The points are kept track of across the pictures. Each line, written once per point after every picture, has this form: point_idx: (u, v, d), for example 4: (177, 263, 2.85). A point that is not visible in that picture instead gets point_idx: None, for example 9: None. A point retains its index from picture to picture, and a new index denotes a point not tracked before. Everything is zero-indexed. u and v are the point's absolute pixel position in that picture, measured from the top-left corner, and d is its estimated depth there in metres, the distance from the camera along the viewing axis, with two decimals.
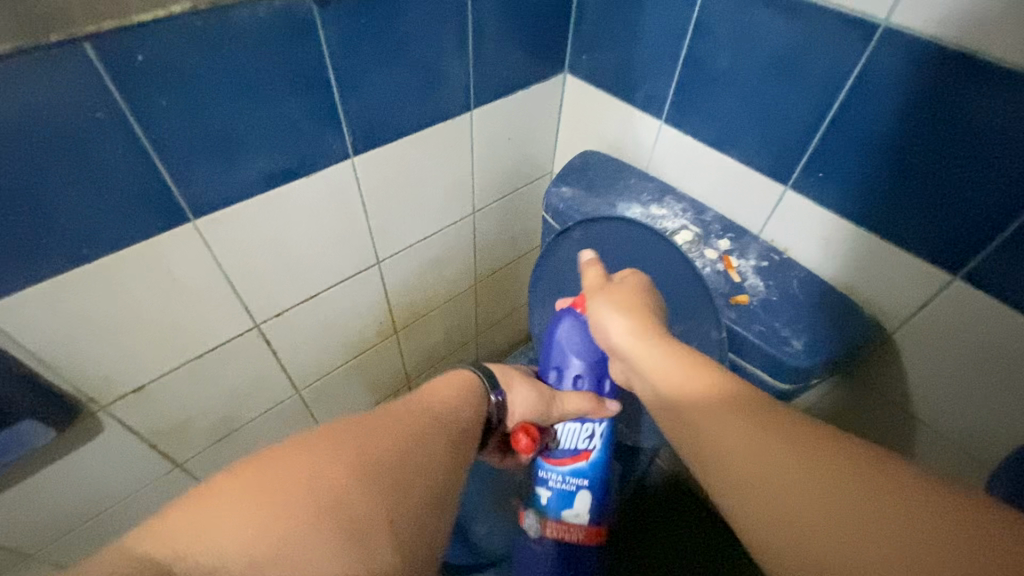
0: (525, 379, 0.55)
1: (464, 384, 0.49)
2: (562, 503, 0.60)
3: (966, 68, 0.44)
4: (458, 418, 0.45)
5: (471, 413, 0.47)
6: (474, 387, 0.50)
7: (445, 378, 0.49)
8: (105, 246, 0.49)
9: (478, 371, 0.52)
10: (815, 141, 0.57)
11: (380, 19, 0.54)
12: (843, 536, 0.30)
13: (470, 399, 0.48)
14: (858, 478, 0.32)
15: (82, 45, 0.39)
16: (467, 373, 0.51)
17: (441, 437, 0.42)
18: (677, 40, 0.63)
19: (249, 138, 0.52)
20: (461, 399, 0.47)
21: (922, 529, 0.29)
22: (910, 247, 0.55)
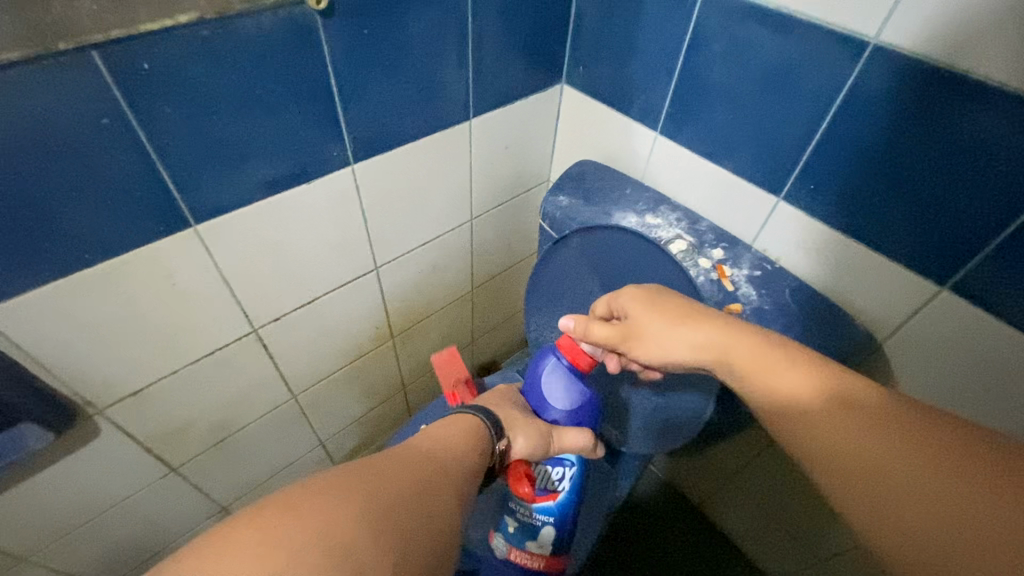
0: (526, 423, 0.53)
1: (464, 431, 0.47)
2: (528, 533, 0.65)
3: (953, 86, 0.46)
4: (460, 462, 0.43)
5: (473, 458, 0.45)
6: (479, 434, 0.48)
7: (439, 430, 0.46)
8: (107, 250, 0.49)
9: (481, 415, 0.50)
10: (807, 154, 0.58)
11: (383, 30, 0.55)
12: (884, 466, 0.34)
13: (473, 444, 0.46)
14: (892, 418, 0.36)
15: (91, 52, 0.40)
16: (469, 419, 0.49)
17: (442, 479, 0.40)
18: (673, 53, 0.65)
19: (252, 145, 0.53)
20: (463, 446, 0.45)
21: (945, 458, 0.33)
22: (900, 258, 0.56)
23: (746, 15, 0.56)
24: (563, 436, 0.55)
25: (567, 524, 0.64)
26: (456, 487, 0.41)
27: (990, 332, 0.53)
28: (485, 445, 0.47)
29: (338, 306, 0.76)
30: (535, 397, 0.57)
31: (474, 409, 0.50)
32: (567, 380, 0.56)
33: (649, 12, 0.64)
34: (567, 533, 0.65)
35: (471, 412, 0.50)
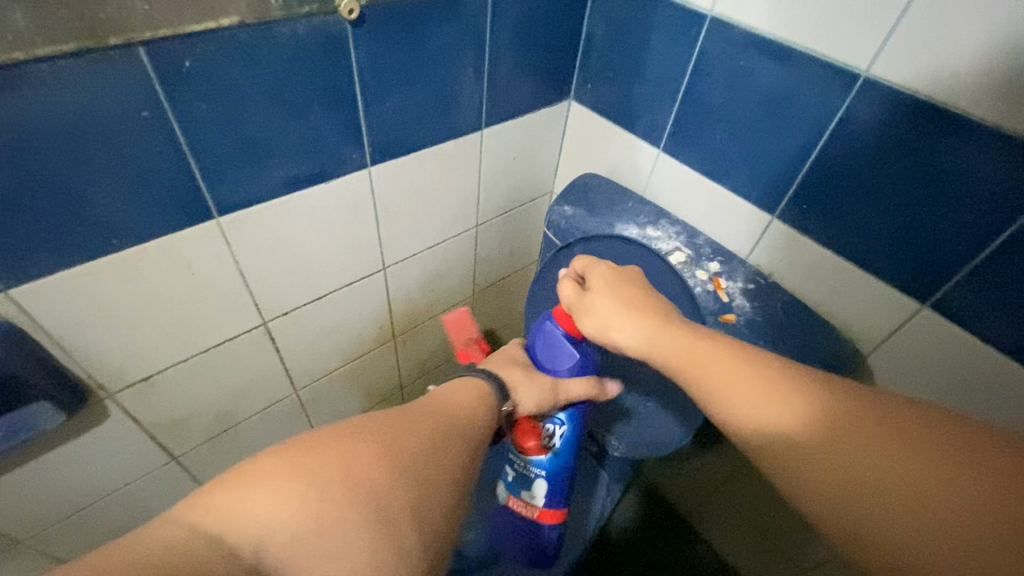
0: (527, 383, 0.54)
1: (475, 392, 0.49)
2: (523, 484, 0.67)
3: (937, 118, 0.49)
4: (471, 417, 0.45)
5: (485, 416, 0.47)
6: (485, 398, 0.49)
7: (451, 389, 0.48)
8: (134, 237, 0.51)
9: (489, 379, 0.51)
10: (801, 176, 0.62)
11: (407, 42, 0.58)
12: (885, 486, 0.33)
13: (484, 404, 0.48)
14: (879, 430, 0.34)
15: (138, 49, 0.42)
16: (471, 385, 0.49)
17: (455, 429, 0.42)
18: (677, 77, 0.68)
19: (277, 144, 0.55)
20: (475, 407, 0.46)
21: (941, 470, 0.32)
22: (886, 276, 0.59)
23: (748, 43, 0.60)
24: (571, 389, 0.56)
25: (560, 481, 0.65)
26: (469, 439, 0.42)
27: (966, 350, 0.56)
28: (494, 407, 0.49)
29: (344, 303, 0.78)
30: (541, 356, 0.57)
31: (480, 374, 0.52)
32: (562, 350, 0.55)
33: (656, 37, 0.68)
34: (561, 488, 0.66)
35: (476, 376, 0.51)
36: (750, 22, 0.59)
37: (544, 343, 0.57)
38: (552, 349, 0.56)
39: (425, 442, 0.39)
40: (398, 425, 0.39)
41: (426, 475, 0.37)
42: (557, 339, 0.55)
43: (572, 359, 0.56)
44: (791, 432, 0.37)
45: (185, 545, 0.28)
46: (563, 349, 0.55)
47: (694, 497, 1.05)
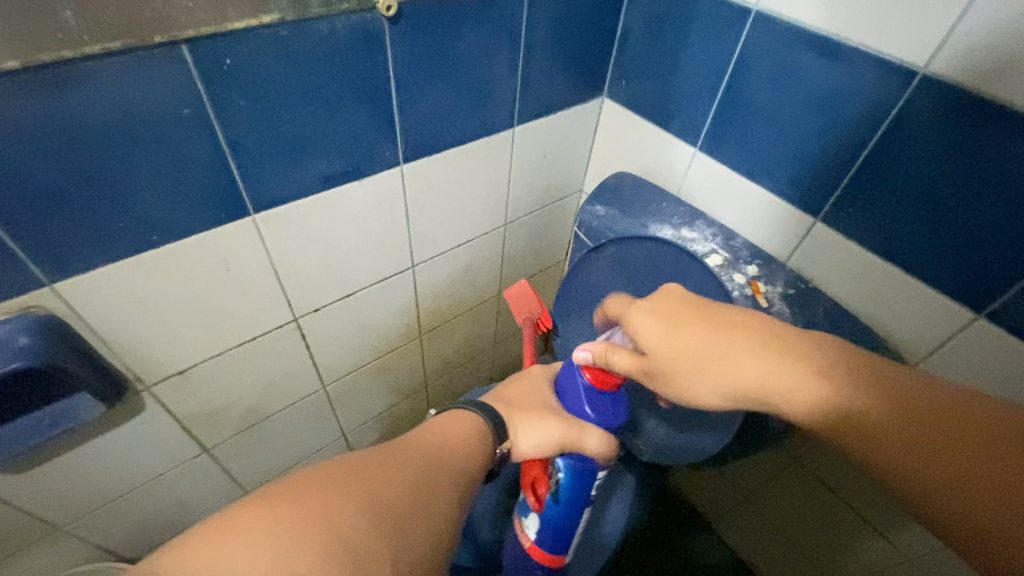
0: (529, 415, 0.58)
1: (470, 434, 0.52)
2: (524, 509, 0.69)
3: (1001, 116, 0.46)
4: (462, 460, 0.48)
5: (473, 452, 0.50)
6: (481, 436, 0.53)
7: (451, 421, 0.53)
8: (172, 234, 0.52)
9: (487, 419, 0.55)
10: (847, 177, 0.59)
11: (442, 39, 0.57)
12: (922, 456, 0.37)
13: (477, 443, 0.51)
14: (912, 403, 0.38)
15: (180, 47, 0.42)
16: (474, 420, 0.54)
17: (444, 478, 0.44)
18: (717, 74, 0.66)
19: (313, 142, 0.55)
20: (469, 446, 0.50)
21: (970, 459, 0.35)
22: (937, 282, 0.56)
23: (795, 38, 0.57)
24: (581, 437, 0.58)
25: (564, 520, 0.65)
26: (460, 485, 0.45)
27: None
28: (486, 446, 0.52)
29: (374, 301, 0.78)
30: (565, 398, 0.60)
31: (483, 407, 0.56)
32: (584, 391, 0.58)
33: (696, 33, 0.66)
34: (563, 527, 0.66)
35: (474, 409, 0.56)
36: (797, 16, 0.56)
37: (570, 393, 0.59)
38: (572, 395, 0.59)
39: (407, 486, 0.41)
40: (390, 472, 0.42)
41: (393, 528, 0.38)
42: (576, 380, 0.58)
43: (593, 407, 0.58)
44: (887, 424, 0.39)
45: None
46: (584, 394, 0.58)
47: (718, 502, 1.02)
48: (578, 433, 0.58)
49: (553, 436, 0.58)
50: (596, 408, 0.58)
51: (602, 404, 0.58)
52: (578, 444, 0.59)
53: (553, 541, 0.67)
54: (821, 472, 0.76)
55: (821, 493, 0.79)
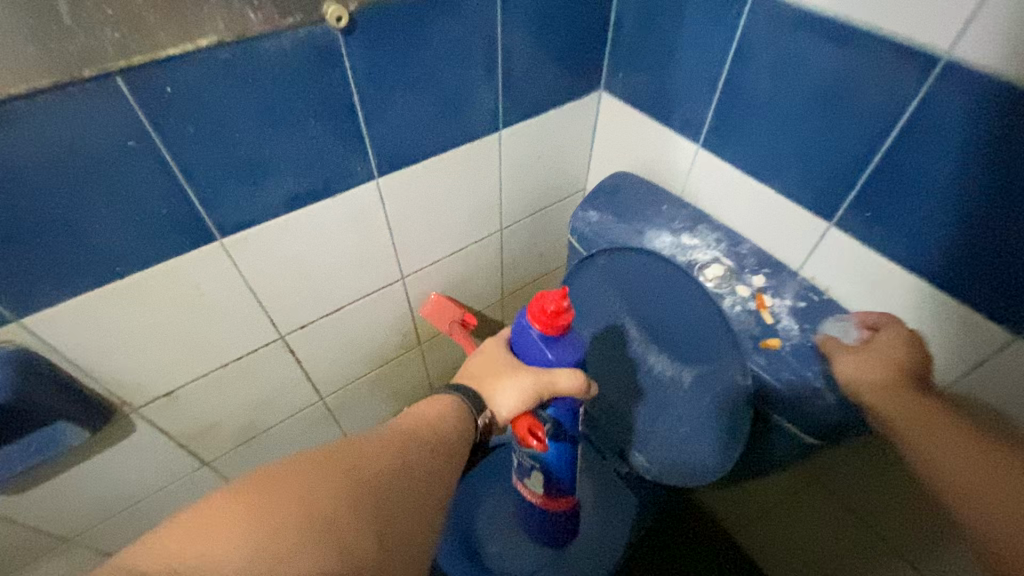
0: (496, 378, 0.49)
1: (446, 410, 0.46)
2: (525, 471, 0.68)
3: None
4: (441, 444, 0.44)
5: (450, 434, 0.45)
6: (458, 416, 0.46)
7: (424, 405, 0.47)
8: (136, 264, 0.51)
9: (461, 395, 0.48)
10: (863, 178, 0.52)
11: (406, 47, 0.54)
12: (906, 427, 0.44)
13: (454, 420, 0.46)
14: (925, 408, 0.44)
15: (114, 78, 0.40)
16: (445, 402, 0.47)
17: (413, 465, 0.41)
18: (716, 63, 0.60)
19: (275, 163, 0.53)
20: (445, 427, 0.45)
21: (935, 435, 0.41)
22: (970, 298, 0.49)
23: (799, 22, 0.50)
24: (556, 379, 0.48)
25: (568, 470, 0.64)
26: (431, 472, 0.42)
27: None
28: (469, 419, 0.47)
29: (364, 314, 0.77)
30: (523, 353, 0.50)
31: (452, 383, 0.49)
32: (538, 339, 0.48)
33: (692, 20, 0.59)
34: (567, 476, 0.65)
35: (446, 392, 0.48)
36: None
37: (526, 347, 0.49)
38: (530, 346, 0.49)
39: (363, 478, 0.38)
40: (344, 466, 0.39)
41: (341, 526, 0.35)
42: (525, 332, 0.49)
43: (554, 350, 0.48)
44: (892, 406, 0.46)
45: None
46: (543, 339, 0.48)
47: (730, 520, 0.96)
48: (550, 376, 0.48)
49: (526, 387, 0.48)
50: (560, 350, 0.48)
51: (566, 342, 0.49)
52: (555, 390, 0.48)
53: (563, 490, 0.67)
54: (846, 496, 0.70)
55: (843, 517, 0.73)
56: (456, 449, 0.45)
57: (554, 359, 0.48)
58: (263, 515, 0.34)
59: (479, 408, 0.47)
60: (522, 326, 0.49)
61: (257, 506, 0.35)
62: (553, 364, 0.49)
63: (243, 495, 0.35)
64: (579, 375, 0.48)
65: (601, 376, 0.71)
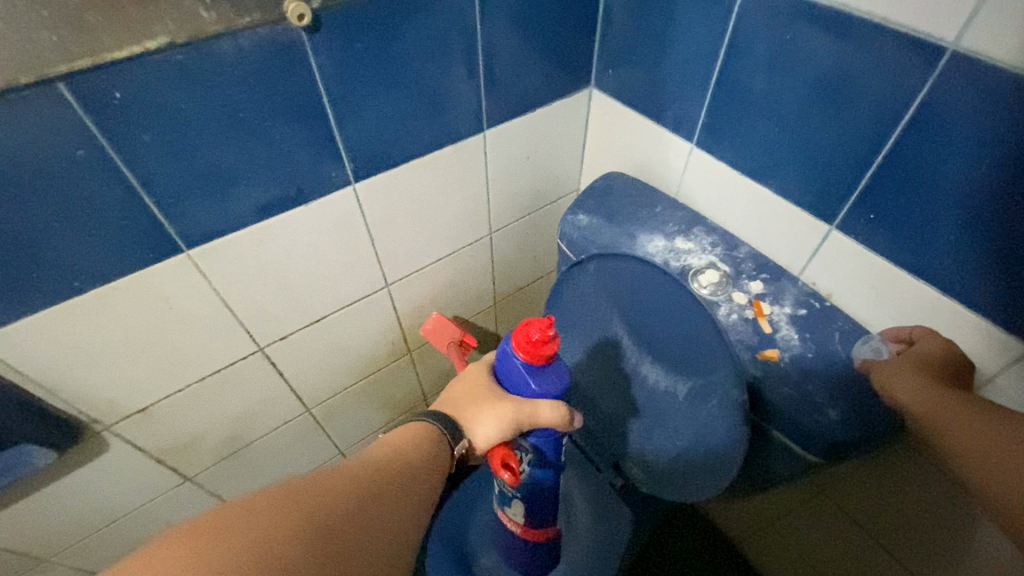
0: (476, 406, 0.47)
1: (418, 437, 0.45)
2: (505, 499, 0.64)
3: None
4: (411, 472, 0.42)
5: (422, 460, 0.43)
6: (433, 441, 0.45)
7: (398, 433, 0.45)
8: (97, 278, 0.49)
9: (437, 423, 0.46)
10: (866, 178, 0.49)
11: (378, 46, 0.51)
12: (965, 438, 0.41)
13: (427, 446, 0.44)
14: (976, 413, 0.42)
15: (57, 85, 0.38)
16: (419, 429, 0.45)
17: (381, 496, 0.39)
18: (709, 57, 0.56)
19: (242, 171, 0.51)
20: (418, 454, 0.43)
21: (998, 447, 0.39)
22: (983, 306, 0.46)
23: (796, 11, 0.47)
24: (538, 411, 0.46)
25: (548, 494, 0.61)
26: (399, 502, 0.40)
27: None
28: (444, 446, 0.45)
29: (348, 324, 0.74)
30: (505, 381, 0.48)
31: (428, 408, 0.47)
32: (522, 368, 0.46)
33: (683, 11, 0.56)
34: (548, 501, 0.62)
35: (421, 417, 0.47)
36: None
37: (509, 374, 0.47)
38: (513, 374, 0.47)
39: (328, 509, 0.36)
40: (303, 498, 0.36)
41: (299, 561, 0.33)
42: (509, 359, 0.47)
43: (537, 380, 0.46)
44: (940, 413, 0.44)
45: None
46: (528, 368, 0.46)
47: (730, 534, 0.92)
48: (532, 408, 0.46)
49: (507, 417, 0.46)
50: (544, 380, 0.46)
51: (552, 371, 0.47)
52: (536, 421, 0.47)
53: (544, 515, 0.64)
54: (853, 511, 0.67)
55: (851, 530, 0.69)
56: (429, 477, 0.43)
57: (537, 388, 0.46)
58: (214, 552, 0.31)
59: (455, 438, 0.46)
60: (505, 352, 0.47)
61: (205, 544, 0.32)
62: (536, 394, 0.47)
63: (193, 532, 0.33)
64: (560, 406, 0.47)
65: (593, 388, 0.67)
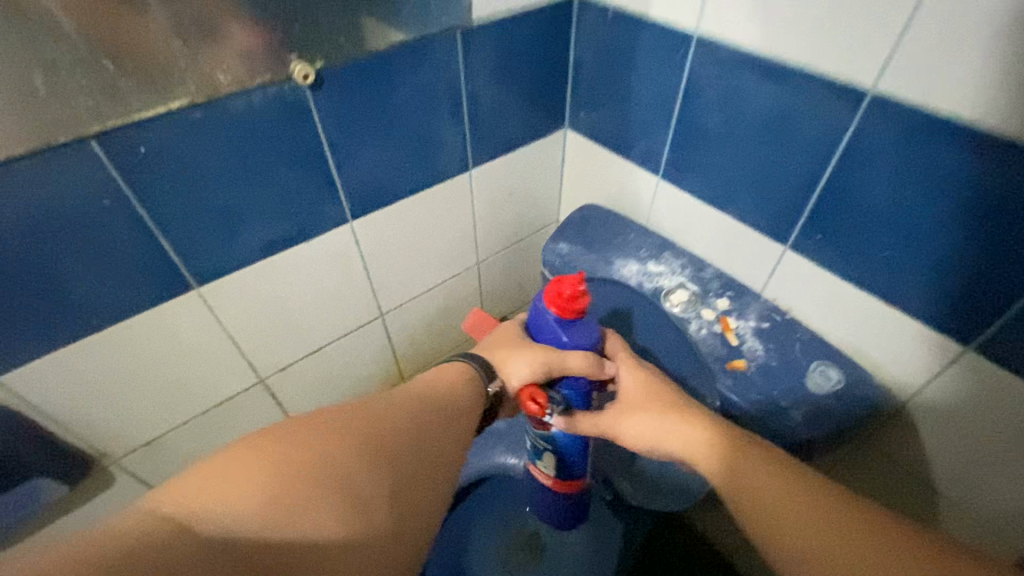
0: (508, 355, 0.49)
1: (456, 375, 0.47)
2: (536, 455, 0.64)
3: (976, 143, 0.42)
4: (454, 405, 0.44)
5: (464, 396, 0.46)
6: (467, 379, 0.47)
7: (440, 369, 0.48)
8: (113, 317, 0.52)
9: (473, 361, 0.49)
10: (811, 203, 0.55)
11: (372, 99, 0.56)
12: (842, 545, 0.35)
13: (467, 384, 0.47)
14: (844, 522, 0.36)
15: (90, 143, 0.42)
16: (459, 368, 0.48)
17: (427, 422, 0.41)
18: (669, 100, 0.63)
19: (250, 213, 0.55)
20: (458, 391, 0.46)
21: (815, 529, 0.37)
22: (919, 314, 0.52)
23: (740, 62, 0.54)
24: (568, 360, 0.48)
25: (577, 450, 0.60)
26: (444, 428, 0.42)
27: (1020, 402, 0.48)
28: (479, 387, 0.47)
29: (344, 354, 0.78)
30: (537, 337, 0.51)
31: (464, 352, 0.50)
32: (554, 320, 0.49)
33: (643, 61, 0.63)
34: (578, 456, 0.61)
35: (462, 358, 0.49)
36: (738, 39, 0.53)
37: (541, 327, 0.50)
38: (544, 328, 0.49)
39: (382, 434, 0.38)
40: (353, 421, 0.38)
41: (350, 479, 0.35)
42: (541, 314, 0.50)
43: (569, 331, 0.49)
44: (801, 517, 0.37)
45: (143, 526, 0.28)
46: (559, 322, 0.49)
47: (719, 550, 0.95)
48: (561, 355, 0.48)
49: (538, 361, 0.48)
50: (574, 334, 0.49)
51: (583, 326, 0.49)
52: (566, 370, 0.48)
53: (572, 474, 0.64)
54: None
55: None
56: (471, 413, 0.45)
57: (566, 339, 0.49)
58: (281, 467, 0.33)
59: (489, 376, 0.48)
60: (538, 308, 0.50)
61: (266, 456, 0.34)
62: (568, 345, 0.49)
63: (258, 448, 0.34)
64: (591, 356, 0.49)
65: None
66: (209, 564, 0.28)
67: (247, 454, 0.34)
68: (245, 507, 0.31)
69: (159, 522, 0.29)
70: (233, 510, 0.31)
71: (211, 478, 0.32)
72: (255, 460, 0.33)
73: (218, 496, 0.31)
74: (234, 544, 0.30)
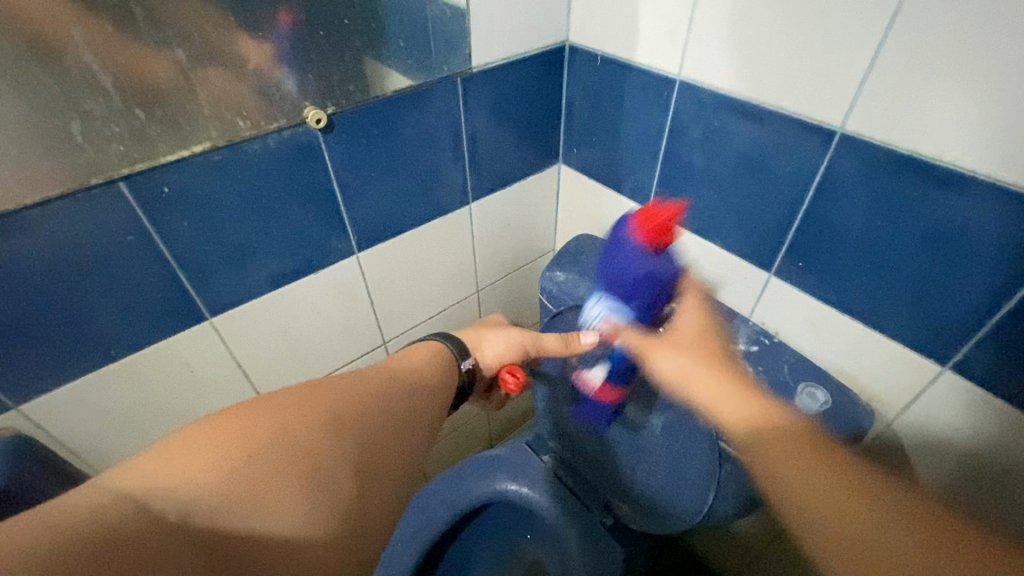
0: (491, 335, 0.63)
1: (420, 361, 0.53)
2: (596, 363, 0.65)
3: (938, 177, 0.45)
4: (415, 388, 0.50)
5: (427, 381, 0.52)
6: (445, 359, 0.56)
7: (411, 348, 0.55)
8: (130, 348, 0.54)
9: (448, 343, 0.57)
10: (791, 232, 0.58)
11: (378, 140, 0.60)
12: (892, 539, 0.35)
13: (430, 372, 0.53)
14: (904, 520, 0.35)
15: (118, 184, 0.46)
16: (433, 346, 0.56)
17: (388, 408, 0.46)
18: (655, 138, 0.67)
19: (262, 247, 0.58)
20: (422, 373, 0.52)
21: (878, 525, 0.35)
22: (899, 336, 0.55)
23: (719, 104, 0.58)
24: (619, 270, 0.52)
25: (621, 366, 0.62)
26: (402, 411, 0.47)
27: (998, 418, 0.50)
28: (445, 366, 0.55)
29: None
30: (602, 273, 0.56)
31: (436, 334, 0.58)
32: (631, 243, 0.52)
33: (630, 102, 0.68)
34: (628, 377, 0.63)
35: (436, 339, 0.58)
36: (716, 84, 0.58)
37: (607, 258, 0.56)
38: (624, 254, 0.53)
39: (348, 417, 0.42)
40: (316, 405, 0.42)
41: (313, 464, 0.38)
42: (626, 238, 0.53)
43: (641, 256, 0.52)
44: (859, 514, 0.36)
45: (120, 506, 0.31)
46: (640, 243, 0.52)
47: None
48: (537, 336, 0.63)
49: (513, 337, 0.63)
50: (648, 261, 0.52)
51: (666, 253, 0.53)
52: (540, 345, 0.63)
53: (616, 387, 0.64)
54: None
55: None
56: (436, 393, 0.52)
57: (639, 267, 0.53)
58: (246, 448, 0.37)
59: (460, 355, 0.57)
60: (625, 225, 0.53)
61: (232, 438, 0.37)
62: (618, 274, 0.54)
63: (219, 429, 0.37)
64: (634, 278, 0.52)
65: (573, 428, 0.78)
66: (172, 539, 0.32)
67: (207, 433, 0.37)
68: (211, 483, 0.34)
69: (124, 502, 0.32)
70: (198, 486, 0.34)
71: (177, 460, 0.35)
72: (215, 445, 0.36)
73: (187, 470, 0.34)
74: (189, 523, 0.33)
